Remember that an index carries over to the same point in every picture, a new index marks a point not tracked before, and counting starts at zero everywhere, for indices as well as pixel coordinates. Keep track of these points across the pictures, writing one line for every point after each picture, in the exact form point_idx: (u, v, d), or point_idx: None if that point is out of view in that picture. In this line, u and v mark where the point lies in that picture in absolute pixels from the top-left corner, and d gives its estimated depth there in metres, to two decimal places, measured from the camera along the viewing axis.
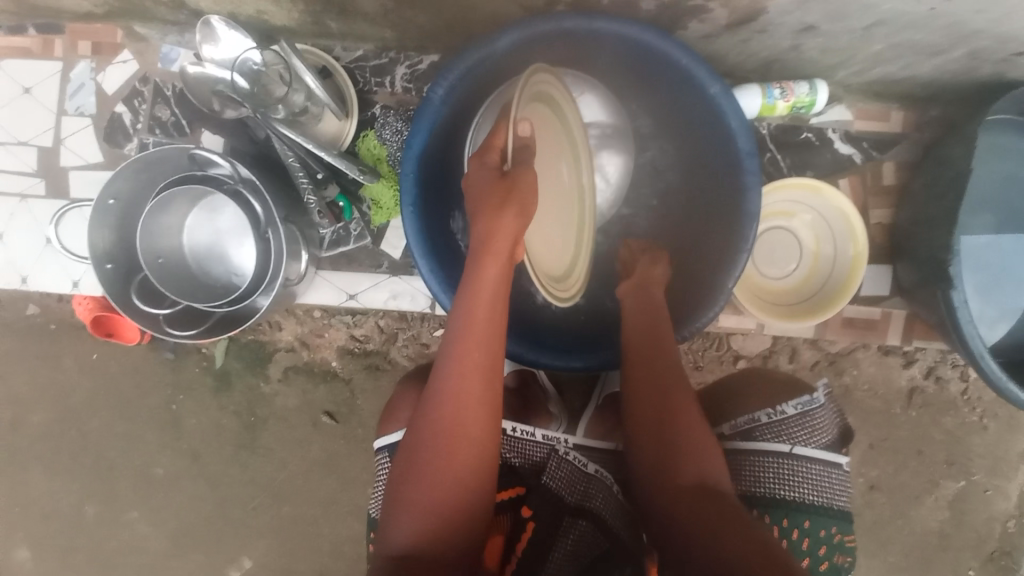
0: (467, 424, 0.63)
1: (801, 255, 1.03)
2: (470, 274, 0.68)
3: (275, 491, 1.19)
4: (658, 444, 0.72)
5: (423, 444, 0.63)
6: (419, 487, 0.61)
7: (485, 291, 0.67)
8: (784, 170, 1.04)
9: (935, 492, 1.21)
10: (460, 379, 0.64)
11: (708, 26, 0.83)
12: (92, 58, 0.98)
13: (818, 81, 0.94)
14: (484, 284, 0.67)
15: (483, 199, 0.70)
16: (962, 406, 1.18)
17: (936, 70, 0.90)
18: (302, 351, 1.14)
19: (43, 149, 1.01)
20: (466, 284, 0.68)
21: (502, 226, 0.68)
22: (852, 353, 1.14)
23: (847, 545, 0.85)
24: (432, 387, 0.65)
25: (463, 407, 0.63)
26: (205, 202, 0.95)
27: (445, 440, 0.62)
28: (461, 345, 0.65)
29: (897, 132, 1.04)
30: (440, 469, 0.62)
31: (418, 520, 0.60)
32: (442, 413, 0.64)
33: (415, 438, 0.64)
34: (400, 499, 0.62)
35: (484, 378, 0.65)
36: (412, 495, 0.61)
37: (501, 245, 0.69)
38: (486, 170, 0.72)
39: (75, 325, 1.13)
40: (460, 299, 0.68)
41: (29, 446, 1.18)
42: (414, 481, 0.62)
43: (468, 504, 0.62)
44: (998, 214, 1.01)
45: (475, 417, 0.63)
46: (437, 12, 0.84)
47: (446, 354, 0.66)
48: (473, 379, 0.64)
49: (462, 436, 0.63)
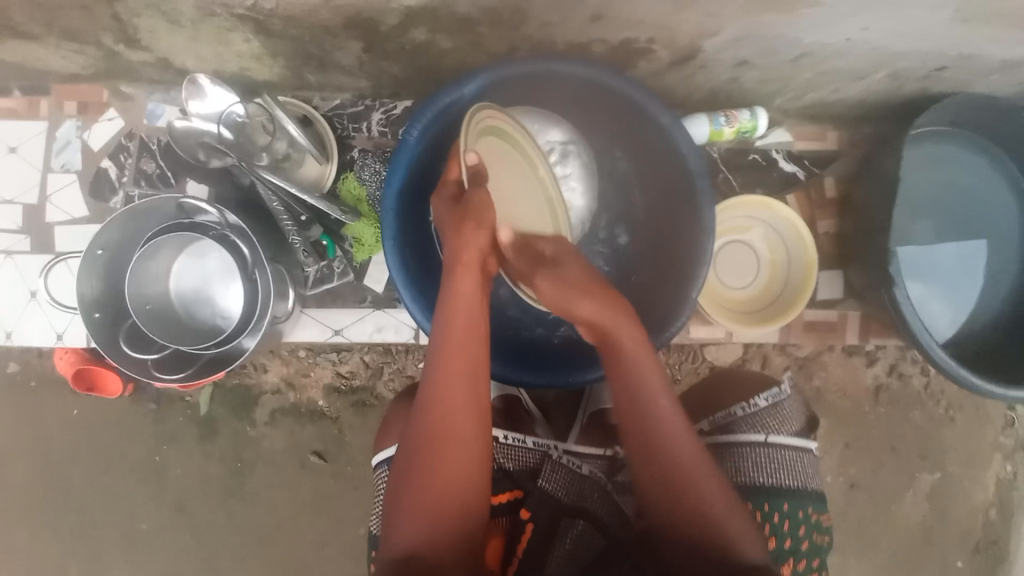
0: (455, 428, 0.66)
1: (759, 265, 1.10)
2: (447, 290, 0.73)
3: (267, 537, 1.17)
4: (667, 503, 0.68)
5: (415, 450, 0.66)
6: (415, 492, 0.64)
7: (462, 300, 0.72)
8: (736, 188, 1.13)
9: (914, 486, 1.26)
10: (445, 384, 0.68)
11: (654, 64, 0.91)
12: (78, 117, 1.02)
13: (758, 109, 1.04)
14: (461, 294, 0.72)
15: (450, 217, 0.75)
16: (927, 399, 1.25)
17: (862, 94, 1.01)
18: (288, 392, 1.15)
19: (27, 206, 1.04)
20: (443, 300, 0.73)
21: (470, 241, 0.72)
22: (818, 355, 1.21)
23: (823, 524, 0.89)
24: (420, 397, 0.69)
25: (450, 414, 0.66)
26: (191, 248, 0.98)
27: (435, 445, 0.65)
28: (444, 353, 0.69)
29: (834, 149, 1.14)
30: (433, 473, 0.64)
31: (417, 524, 0.62)
32: (430, 418, 0.67)
33: (408, 445, 0.67)
34: (399, 505, 0.64)
35: (469, 381, 0.68)
36: (409, 500, 0.64)
37: (472, 258, 0.73)
38: (444, 203, 0.77)
39: (56, 380, 1.12)
40: (440, 310, 0.72)
41: (6, 510, 1.14)
42: (409, 487, 0.65)
43: (465, 505, 0.64)
44: (934, 218, 1.10)
45: (463, 421, 0.66)
46: (409, 63, 0.91)
47: (432, 364, 0.69)
48: (458, 383, 0.68)
49: (451, 440, 0.66)
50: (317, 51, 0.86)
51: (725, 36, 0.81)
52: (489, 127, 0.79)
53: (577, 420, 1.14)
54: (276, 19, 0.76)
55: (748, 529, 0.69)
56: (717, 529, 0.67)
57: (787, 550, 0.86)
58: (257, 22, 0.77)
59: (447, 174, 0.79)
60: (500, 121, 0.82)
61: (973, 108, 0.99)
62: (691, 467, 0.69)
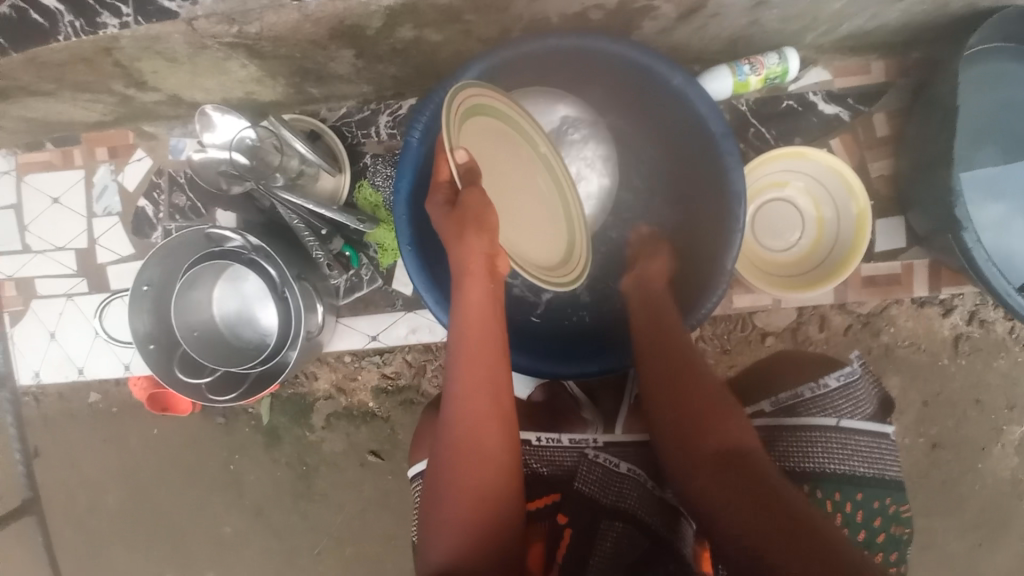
0: (482, 438, 0.66)
1: (803, 223, 1.01)
2: (457, 298, 0.72)
3: (336, 533, 1.24)
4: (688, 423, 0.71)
5: (444, 465, 0.66)
6: (449, 506, 0.64)
7: (474, 307, 0.71)
8: (772, 142, 1.04)
9: (1002, 440, 1.14)
10: (466, 394, 0.68)
11: (661, 22, 0.85)
12: (110, 161, 1.09)
13: (787, 50, 0.94)
14: (472, 303, 0.72)
15: (448, 223, 0.73)
16: (1014, 345, 1.12)
17: (906, 14, 0.89)
18: (339, 397, 1.19)
19: (79, 250, 1.12)
20: (455, 309, 0.72)
21: (471, 247, 0.72)
22: (885, 310, 1.10)
23: (902, 515, 0.84)
24: (445, 411, 0.69)
25: (478, 423, 0.67)
26: (227, 273, 1.03)
27: (466, 458, 0.65)
28: (463, 364, 0.69)
29: (881, 82, 1.03)
30: (461, 487, 0.64)
31: (454, 538, 0.62)
32: (456, 432, 0.67)
33: (437, 458, 0.68)
34: (433, 520, 0.65)
35: (490, 390, 0.68)
36: (443, 514, 0.64)
37: (477, 264, 0.72)
38: (438, 206, 0.75)
39: (133, 404, 1.22)
40: (454, 319, 0.72)
41: (107, 525, 1.27)
42: (444, 502, 0.65)
43: (497, 516, 0.64)
44: (1006, 144, 0.97)
45: (489, 430, 0.67)
46: (405, 63, 0.89)
47: (452, 378, 0.69)
48: (479, 396, 0.68)
49: (480, 451, 0.66)
50: (313, 66, 0.86)
51: None
52: (476, 107, 0.76)
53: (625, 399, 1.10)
54: (264, 42, 0.76)
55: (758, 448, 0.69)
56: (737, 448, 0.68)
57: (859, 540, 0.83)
58: (248, 47, 0.77)
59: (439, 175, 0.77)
60: (496, 99, 0.79)
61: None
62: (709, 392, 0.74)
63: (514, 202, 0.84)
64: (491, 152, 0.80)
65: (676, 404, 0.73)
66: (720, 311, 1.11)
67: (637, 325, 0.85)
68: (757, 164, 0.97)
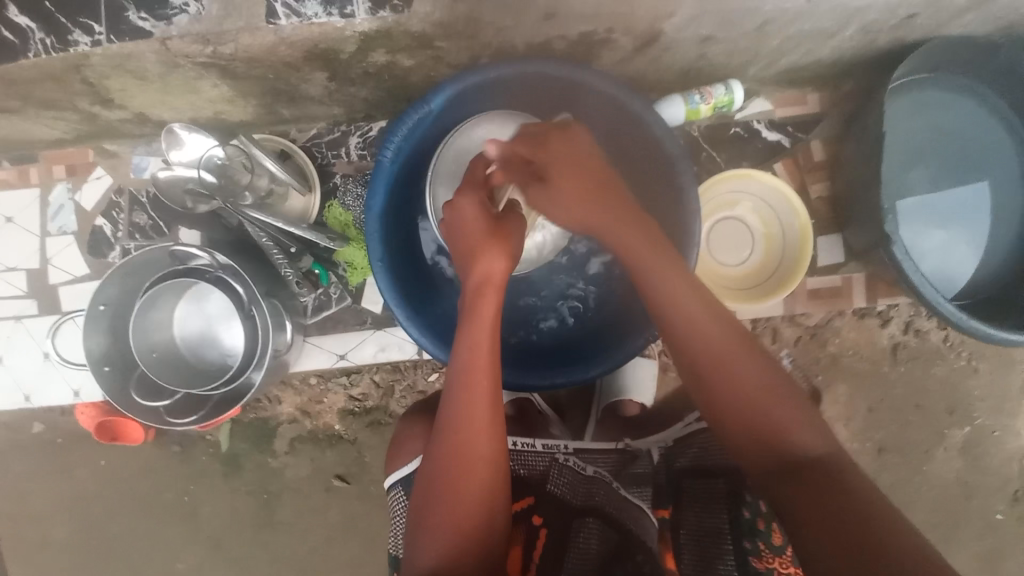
0: (478, 446, 0.66)
1: (753, 240, 1.09)
2: (468, 304, 0.71)
3: (300, 564, 1.20)
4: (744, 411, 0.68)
5: (436, 469, 0.67)
6: (442, 510, 0.64)
7: (484, 318, 0.70)
8: (722, 165, 1.12)
9: (944, 442, 1.23)
10: (467, 403, 0.67)
11: (619, 53, 0.91)
12: (68, 179, 1.06)
13: (732, 81, 1.03)
14: (485, 313, 0.70)
15: (482, 235, 0.74)
16: (948, 352, 1.22)
17: (836, 52, 0.99)
18: (304, 420, 1.17)
19: (31, 271, 1.07)
20: (465, 316, 0.71)
21: (495, 261, 0.71)
22: (830, 322, 1.18)
23: None
24: (442, 417, 0.69)
25: (473, 432, 0.67)
26: (190, 292, 1.01)
27: (461, 465, 0.66)
28: (468, 374, 0.68)
29: (817, 112, 1.13)
30: (454, 490, 0.65)
31: (443, 543, 0.63)
32: (453, 439, 0.67)
33: (431, 463, 0.68)
34: (423, 523, 0.65)
35: (490, 399, 0.68)
36: (433, 518, 0.65)
37: (495, 277, 0.72)
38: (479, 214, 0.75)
39: (82, 434, 1.16)
40: (460, 327, 0.71)
41: (51, 565, 1.19)
42: (435, 506, 0.65)
43: (488, 522, 0.65)
44: (927, 168, 1.08)
45: (485, 439, 0.67)
46: (376, 86, 0.92)
47: (453, 385, 0.69)
48: (483, 404, 0.67)
49: (476, 459, 0.66)
50: (285, 87, 0.88)
51: (684, 16, 0.81)
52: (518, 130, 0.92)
53: (591, 413, 1.22)
54: (238, 62, 0.77)
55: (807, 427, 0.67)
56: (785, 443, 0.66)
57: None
58: (221, 67, 0.79)
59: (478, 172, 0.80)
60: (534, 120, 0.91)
61: (942, 53, 0.99)
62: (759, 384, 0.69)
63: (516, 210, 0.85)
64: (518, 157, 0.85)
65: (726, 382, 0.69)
66: None
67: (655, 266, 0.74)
68: (705, 186, 1.05)
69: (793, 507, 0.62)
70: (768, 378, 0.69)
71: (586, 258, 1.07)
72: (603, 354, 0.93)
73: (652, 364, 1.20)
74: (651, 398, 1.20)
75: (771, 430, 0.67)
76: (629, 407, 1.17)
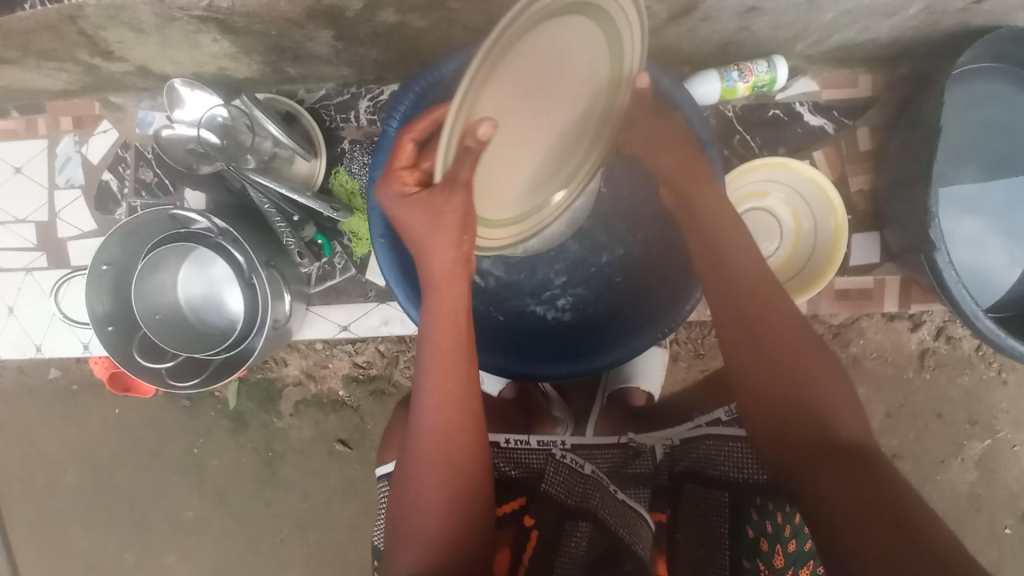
0: (450, 448, 0.70)
1: (781, 233, 1.01)
2: (430, 303, 0.70)
3: (300, 521, 1.23)
4: (781, 401, 0.66)
5: (411, 475, 0.70)
6: (417, 512, 0.68)
7: (446, 316, 0.69)
8: (756, 150, 1.04)
9: (962, 453, 1.18)
10: (435, 407, 0.70)
11: (652, 22, 0.83)
12: (74, 132, 1.04)
13: (776, 58, 0.93)
14: (445, 311, 0.69)
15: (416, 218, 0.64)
16: (979, 362, 1.15)
17: (896, 31, 0.89)
18: (309, 384, 1.17)
19: (40, 224, 1.07)
20: (427, 315, 0.71)
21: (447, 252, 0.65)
22: (856, 322, 1.12)
23: None
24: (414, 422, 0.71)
25: (443, 435, 0.69)
26: (193, 256, 1.00)
27: (434, 467, 0.69)
28: (434, 378, 0.70)
29: (867, 96, 1.03)
30: (429, 496, 0.68)
31: (422, 544, 0.67)
32: (425, 442, 0.70)
33: (406, 465, 0.71)
34: (403, 529, 0.69)
35: (459, 401, 0.70)
36: (413, 525, 0.68)
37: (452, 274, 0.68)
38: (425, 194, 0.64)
39: (96, 383, 1.20)
40: (425, 326, 0.71)
41: (68, 502, 1.25)
42: (413, 510, 0.69)
43: (465, 521, 0.69)
44: (982, 165, 0.99)
45: (456, 440, 0.70)
46: (386, 47, 0.86)
47: (422, 390, 0.70)
48: (450, 406, 0.70)
49: (448, 460, 0.69)
50: (289, 44, 0.82)
51: None
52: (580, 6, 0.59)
53: (596, 400, 1.19)
54: (237, 16, 0.72)
55: (851, 406, 0.65)
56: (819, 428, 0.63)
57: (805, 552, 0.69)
58: (218, 22, 0.74)
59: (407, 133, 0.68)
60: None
61: (1009, 43, 0.89)
62: (805, 366, 0.67)
63: (510, 129, 0.61)
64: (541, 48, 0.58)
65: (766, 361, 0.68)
66: (694, 316, 1.15)
67: (700, 249, 0.78)
68: (737, 172, 0.96)
69: (823, 491, 0.58)
70: (819, 370, 0.66)
71: (595, 245, 1.01)
72: (611, 344, 0.91)
73: (662, 352, 1.16)
74: (660, 389, 1.16)
75: (814, 409, 0.64)
76: (635, 397, 1.13)
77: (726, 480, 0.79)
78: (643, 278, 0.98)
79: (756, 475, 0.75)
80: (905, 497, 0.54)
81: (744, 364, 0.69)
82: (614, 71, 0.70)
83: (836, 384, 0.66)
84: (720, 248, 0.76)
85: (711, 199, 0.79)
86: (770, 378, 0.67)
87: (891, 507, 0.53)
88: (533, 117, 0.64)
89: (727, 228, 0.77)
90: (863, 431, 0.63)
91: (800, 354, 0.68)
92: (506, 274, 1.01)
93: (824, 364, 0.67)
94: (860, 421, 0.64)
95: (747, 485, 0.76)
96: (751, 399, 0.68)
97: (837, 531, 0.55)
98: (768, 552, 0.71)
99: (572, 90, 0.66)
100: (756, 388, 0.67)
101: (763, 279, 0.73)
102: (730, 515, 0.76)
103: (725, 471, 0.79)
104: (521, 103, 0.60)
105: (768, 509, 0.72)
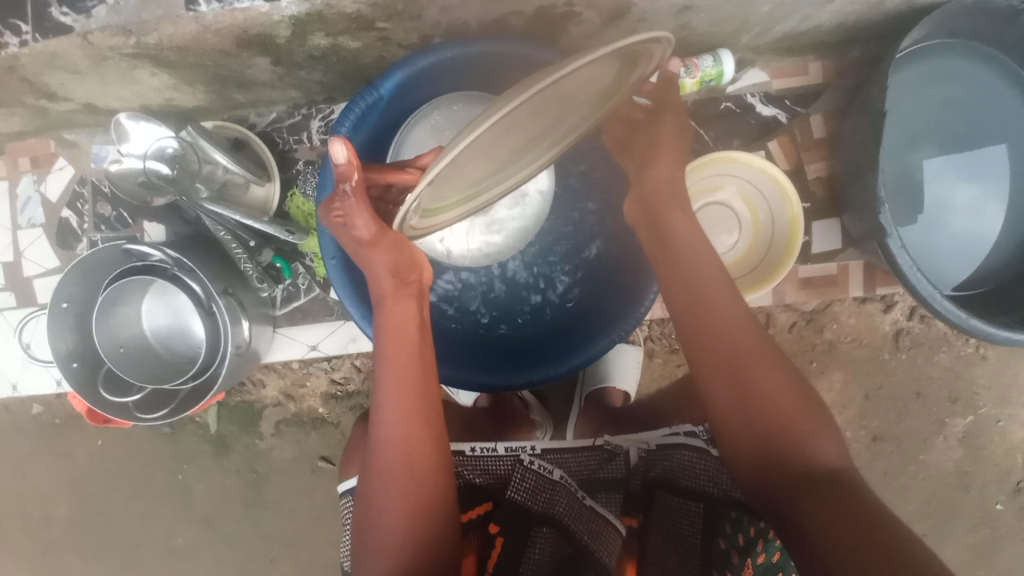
0: (414, 461, 0.68)
1: (740, 226, 1.01)
2: (383, 318, 0.72)
3: (290, 540, 1.24)
4: (752, 414, 0.67)
5: (374, 489, 0.68)
6: (381, 528, 0.66)
7: (400, 329, 0.71)
8: (711, 145, 1.04)
9: (945, 431, 1.17)
10: (395, 418, 0.69)
11: (587, 27, 0.83)
12: (32, 171, 1.05)
13: (721, 52, 0.93)
14: (399, 326, 0.71)
15: (359, 246, 0.67)
16: (955, 339, 1.15)
17: (838, 17, 0.88)
18: (288, 404, 1.18)
19: (5, 264, 1.07)
20: (382, 329, 0.72)
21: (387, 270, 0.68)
22: (828, 307, 1.12)
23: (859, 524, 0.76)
24: (375, 437, 0.70)
25: (405, 446, 0.68)
26: (156, 286, 1.00)
27: (396, 480, 0.67)
28: (391, 390, 0.69)
29: (818, 83, 1.03)
30: (393, 511, 0.66)
31: (388, 562, 0.64)
32: (386, 455, 0.68)
33: (368, 482, 0.69)
34: (368, 544, 0.67)
35: (419, 412, 0.69)
36: (378, 541, 0.66)
37: (401, 294, 0.72)
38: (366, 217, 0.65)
39: (77, 417, 1.21)
40: (379, 341, 0.72)
41: (61, 536, 1.27)
42: (377, 526, 0.66)
43: (433, 534, 0.66)
44: (939, 144, 0.99)
45: (421, 452, 0.68)
46: (329, 68, 0.86)
47: (380, 403, 0.70)
48: (410, 417, 0.69)
49: (411, 472, 0.67)
50: (229, 72, 0.83)
51: None
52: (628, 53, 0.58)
53: (573, 402, 1.20)
54: (168, 51, 0.72)
55: (825, 429, 0.67)
56: (791, 446, 0.65)
57: (773, 564, 0.66)
58: (152, 57, 0.74)
59: (421, 160, 0.70)
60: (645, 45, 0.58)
61: (955, 20, 0.89)
62: (786, 396, 0.67)
63: (504, 133, 0.58)
64: (571, 85, 0.57)
65: (731, 378, 0.68)
66: (666, 312, 1.15)
67: (667, 265, 0.76)
68: (689, 169, 0.96)
69: (797, 507, 0.62)
70: (792, 398, 0.67)
71: (551, 248, 1.02)
72: (575, 348, 0.91)
73: (637, 351, 1.16)
74: (636, 387, 1.16)
75: (788, 429, 0.65)
76: (613, 396, 1.13)
77: (704, 492, 0.79)
78: (604, 282, 0.98)
79: (728, 491, 0.75)
80: (889, 526, 0.58)
81: (714, 377, 0.70)
82: (621, 79, 0.65)
83: (814, 412, 0.67)
84: (680, 260, 0.75)
85: (682, 219, 0.76)
86: (740, 394, 0.68)
87: (864, 529, 0.57)
88: (523, 131, 0.61)
89: (689, 241, 0.75)
90: (838, 458, 0.65)
91: (771, 379, 0.68)
92: (470, 285, 1.02)
93: (794, 390, 0.68)
94: (836, 445, 0.66)
95: (720, 498, 0.76)
96: (729, 422, 0.68)
97: (813, 551, 0.58)
98: (738, 563, 0.69)
99: (564, 112, 0.63)
100: (731, 412, 0.68)
101: (726, 289, 0.73)
102: (703, 526, 0.76)
103: (698, 483, 0.80)
104: (521, 118, 0.57)
105: (738, 520, 0.71)
